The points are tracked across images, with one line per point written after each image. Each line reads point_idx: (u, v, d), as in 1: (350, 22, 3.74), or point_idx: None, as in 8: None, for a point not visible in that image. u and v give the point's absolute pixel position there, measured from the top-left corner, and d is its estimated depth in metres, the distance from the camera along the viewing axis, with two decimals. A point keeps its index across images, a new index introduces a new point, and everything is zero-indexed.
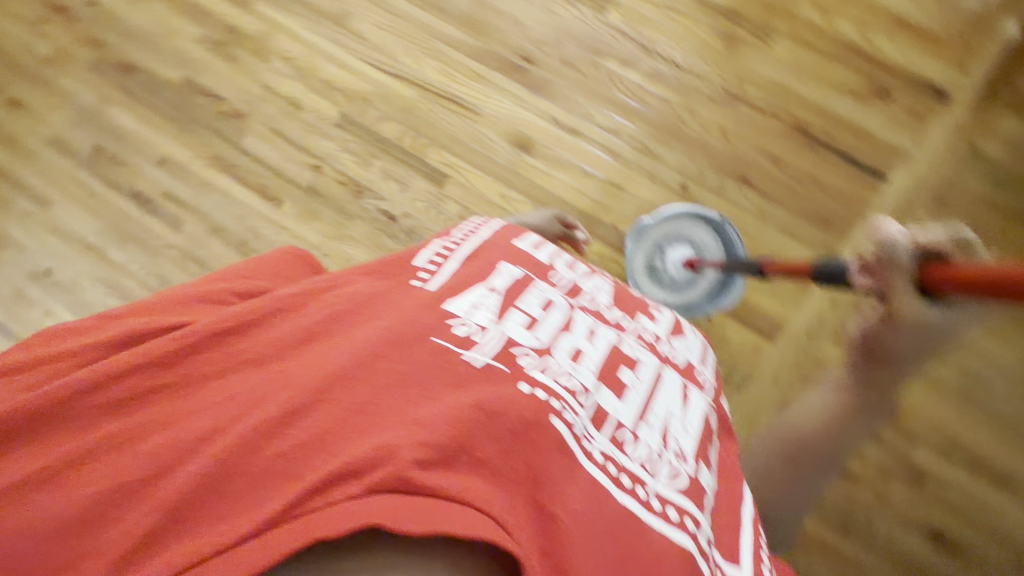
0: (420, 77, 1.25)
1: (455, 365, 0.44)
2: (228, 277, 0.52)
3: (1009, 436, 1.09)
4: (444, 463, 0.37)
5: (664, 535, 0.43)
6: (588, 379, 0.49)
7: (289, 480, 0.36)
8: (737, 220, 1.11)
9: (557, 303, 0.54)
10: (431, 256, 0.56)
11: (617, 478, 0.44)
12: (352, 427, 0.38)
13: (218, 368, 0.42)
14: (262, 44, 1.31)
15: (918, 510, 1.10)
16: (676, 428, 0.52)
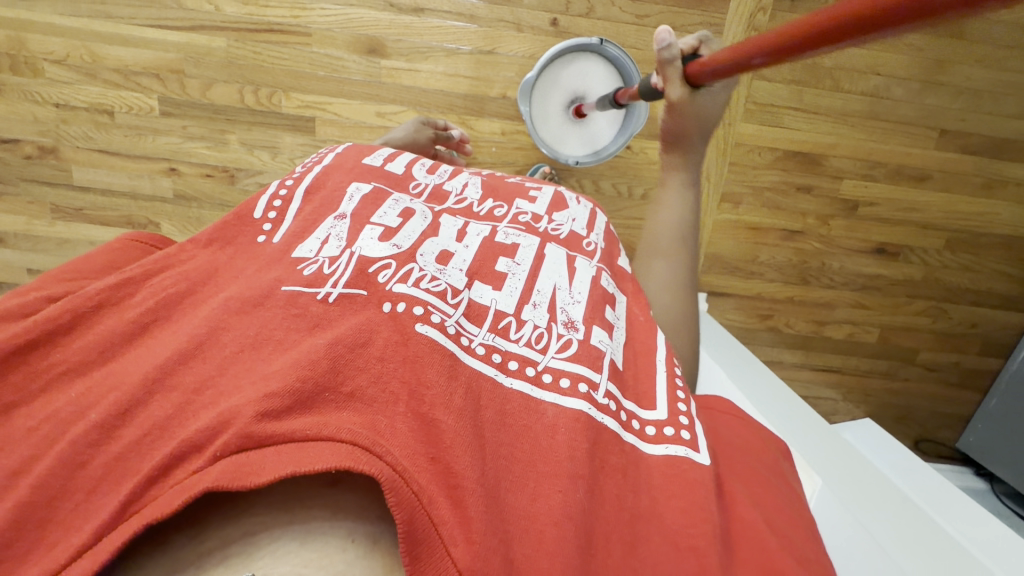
0: (220, 18, 1.04)
1: (306, 308, 0.41)
2: (37, 284, 0.45)
3: (920, 136, 1.14)
4: (299, 407, 0.33)
5: (557, 406, 0.42)
6: (458, 280, 0.47)
7: (130, 477, 0.32)
8: (617, 36, 1.04)
9: (419, 210, 0.53)
10: (267, 199, 0.52)
11: (503, 364, 0.44)
12: (196, 406, 0.35)
13: (39, 386, 0.37)
14: (16, 55, 1.05)
15: (859, 235, 1.22)
16: (564, 299, 0.51)
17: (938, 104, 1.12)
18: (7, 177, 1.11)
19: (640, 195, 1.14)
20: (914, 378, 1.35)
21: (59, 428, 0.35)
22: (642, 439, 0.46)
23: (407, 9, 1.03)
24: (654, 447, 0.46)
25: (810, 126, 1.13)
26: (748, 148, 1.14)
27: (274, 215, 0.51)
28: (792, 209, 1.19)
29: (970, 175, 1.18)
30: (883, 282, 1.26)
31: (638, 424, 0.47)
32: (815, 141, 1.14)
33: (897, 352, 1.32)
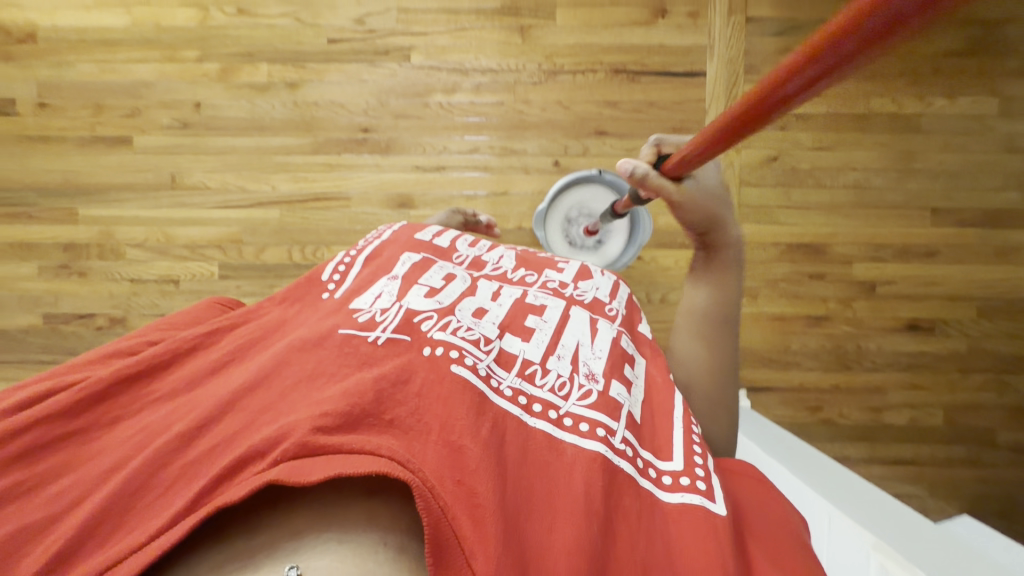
0: (275, 195, 1.23)
1: (358, 348, 0.46)
2: (146, 330, 0.55)
3: (912, 217, 1.21)
4: (347, 427, 0.38)
5: (576, 446, 0.45)
6: (490, 330, 0.53)
7: (200, 476, 0.39)
8: (613, 168, 1.20)
9: (459, 275, 0.61)
10: (334, 267, 0.61)
11: (528, 406, 0.47)
12: (260, 423, 0.41)
13: (138, 408, 0.46)
14: (104, 244, 1.25)
15: (886, 314, 1.22)
16: (586, 353, 0.55)
17: (920, 188, 1.21)
18: (80, 348, 1.24)
19: (659, 299, 1.19)
20: (1002, 464, 1.22)
21: (148, 438, 0.42)
22: (659, 487, 0.48)
23: (431, 168, 1.21)
24: (670, 495, 0.47)
25: (803, 219, 1.21)
26: (751, 246, 1.22)
27: (338, 278, 0.59)
28: (810, 296, 1.21)
29: (977, 246, 1.21)
30: (928, 359, 1.22)
31: (655, 473, 0.49)
32: (814, 232, 1.21)
33: (971, 434, 1.22)
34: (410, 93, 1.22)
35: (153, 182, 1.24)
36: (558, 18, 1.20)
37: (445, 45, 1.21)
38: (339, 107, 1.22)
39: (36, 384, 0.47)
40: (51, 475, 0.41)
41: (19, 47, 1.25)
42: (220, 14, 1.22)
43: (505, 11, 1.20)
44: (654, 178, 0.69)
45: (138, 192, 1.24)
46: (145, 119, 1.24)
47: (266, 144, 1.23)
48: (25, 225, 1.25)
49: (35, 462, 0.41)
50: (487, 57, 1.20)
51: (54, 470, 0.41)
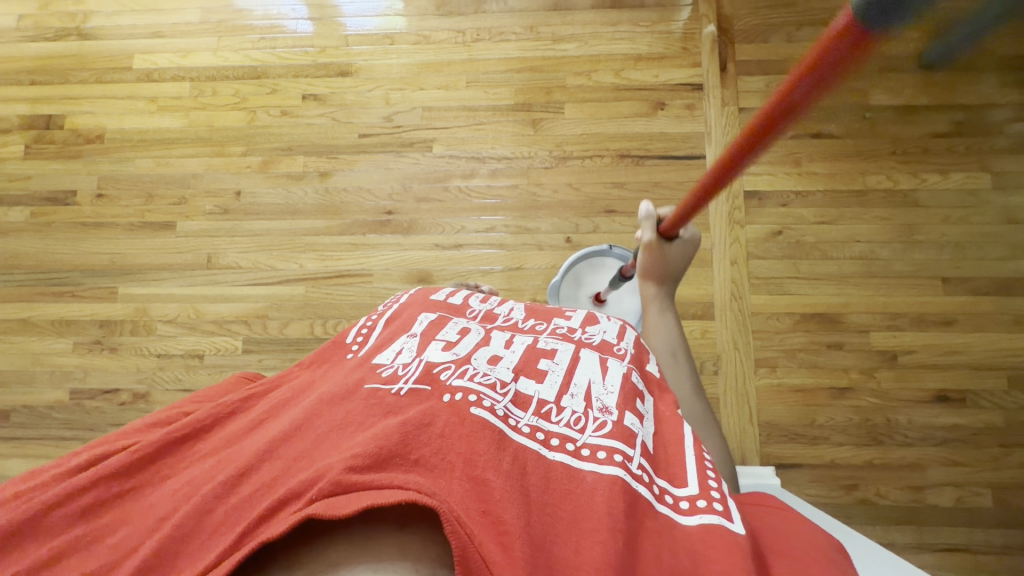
0: (302, 272, 1.30)
1: (383, 399, 0.48)
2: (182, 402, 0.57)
3: (924, 285, 1.22)
4: (377, 465, 0.39)
5: (596, 472, 0.45)
6: (505, 374, 0.54)
7: (243, 521, 0.39)
8: (623, 242, 1.25)
9: (474, 328, 0.63)
10: (356, 330, 0.64)
11: (546, 441, 0.48)
12: (295, 468, 0.42)
13: (180, 468, 0.47)
14: (138, 320, 1.31)
15: (912, 383, 1.19)
16: (598, 390, 0.55)
17: (927, 257, 1.23)
18: (99, 423, 1.26)
19: None
20: None
21: (194, 489, 0.43)
22: (676, 512, 0.47)
23: (449, 246, 1.28)
24: (689, 518, 0.46)
25: (815, 289, 1.23)
26: (765, 316, 1.23)
27: (360, 339, 0.62)
28: (831, 366, 1.20)
29: (995, 314, 1.21)
30: (964, 432, 1.17)
31: (672, 498, 0.48)
32: (828, 302, 1.22)
33: None
34: (432, 179, 1.32)
35: (191, 263, 1.33)
36: (566, 113, 1.32)
37: (464, 137, 1.33)
38: (367, 192, 1.33)
39: (86, 451, 0.48)
40: (105, 530, 0.42)
41: (87, 146, 1.41)
42: (265, 115, 1.38)
43: (518, 108, 1.33)
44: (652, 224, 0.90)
45: (176, 271, 1.33)
46: (190, 206, 1.36)
47: (298, 227, 1.32)
48: (68, 303, 1.33)
49: (90, 519, 0.42)
50: (503, 146, 1.32)
51: (108, 527, 0.42)
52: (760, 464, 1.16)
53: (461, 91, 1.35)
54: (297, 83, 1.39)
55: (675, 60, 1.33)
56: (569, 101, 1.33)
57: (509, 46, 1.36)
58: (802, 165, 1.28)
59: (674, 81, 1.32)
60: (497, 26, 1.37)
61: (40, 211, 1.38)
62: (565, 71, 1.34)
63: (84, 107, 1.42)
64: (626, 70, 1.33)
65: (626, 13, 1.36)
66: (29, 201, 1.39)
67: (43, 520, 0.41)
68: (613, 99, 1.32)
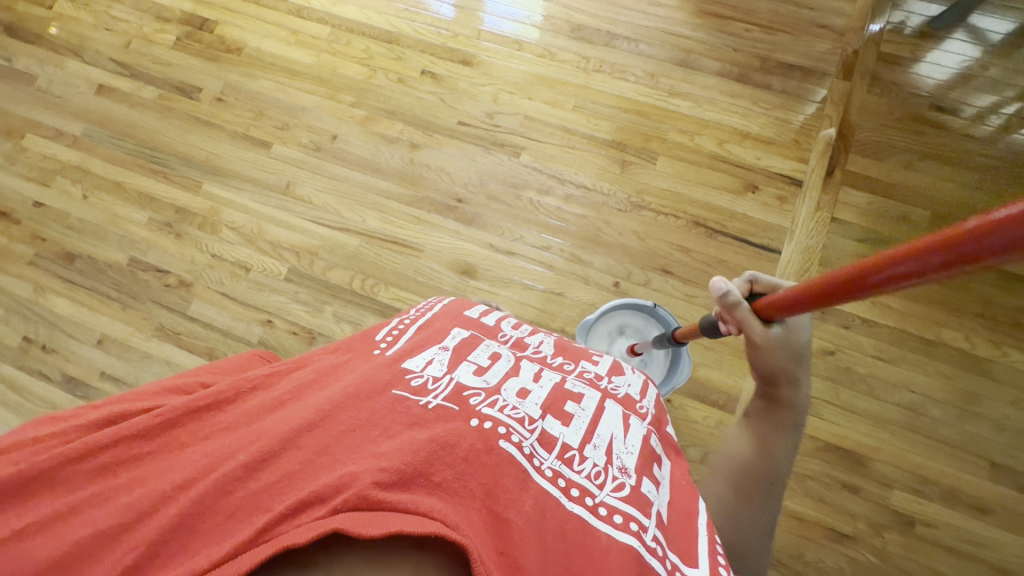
0: (362, 226, 1.37)
1: (410, 409, 0.46)
2: (195, 371, 0.56)
3: (967, 461, 1.13)
4: (402, 483, 0.38)
5: (611, 536, 0.44)
6: (533, 411, 0.52)
7: (262, 512, 0.37)
8: (668, 305, 1.23)
9: (504, 354, 0.61)
10: (388, 330, 0.63)
11: (566, 489, 0.46)
12: (317, 467, 0.40)
13: (195, 438, 0.44)
14: (208, 218, 1.41)
15: (920, 558, 1.09)
16: (620, 447, 0.53)
17: (980, 434, 1.14)
18: (143, 295, 1.37)
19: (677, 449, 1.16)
20: None
21: (210, 461, 0.41)
22: None
23: (501, 249, 1.31)
24: None
25: (848, 423, 1.16)
26: None
27: (389, 338, 0.60)
28: (838, 506, 1.12)
29: None
30: None
31: None
32: (858, 440, 1.15)
33: None
34: (508, 183, 1.35)
35: (271, 184, 1.42)
36: (657, 165, 1.32)
37: (552, 155, 1.36)
38: (446, 175, 1.38)
39: (105, 407, 0.48)
40: (120, 489, 0.40)
41: (225, 54, 1.54)
42: (383, 77, 1.47)
43: (613, 144, 1.35)
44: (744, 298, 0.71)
45: (255, 187, 1.42)
46: (289, 134, 1.45)
47: (374, 183, 1.39)
48: (157, 181, 1.46)
49: (106, 478, 0.41)
50: (585, 175, 1.34)
51: (121, 487, 0.40)
52: None
53: (565, 112, 1.38)
54: (421, 57, 1.47)
55: (783, 149, 1.31)
56: (664, 155, 1.33)
57: (626, 86, 1.38)
58: (877, 294, 1.21)
59: (774, 169, 1.30)
60: (622, 64, 1.40)
61: (167, 96, 1.53)
62: (670, 126, 1.35)
63: (236, 21, 1.56)
64: (730, 143, 1.32)
65: (750, 90, 1.35)
66: (161, 85, 1.54)
67: (62, 474, 0.41)
68: (707, 167, 1.31)
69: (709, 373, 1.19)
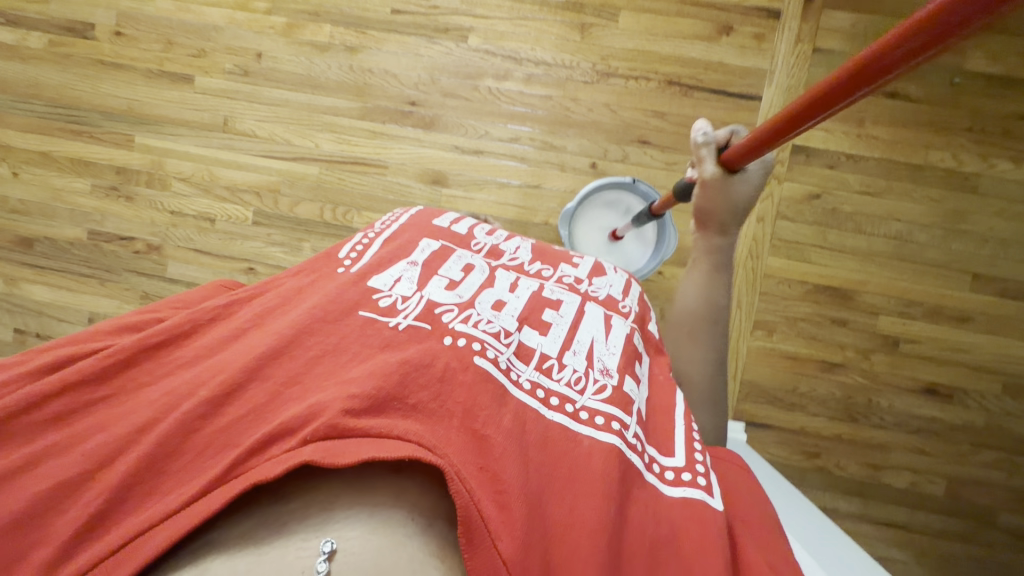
0: (317, 152, 1.27)
1: (380, 330, 0.48)
2: (153, 305, 0.56)
3: (949, 277, 1.17)
4: (374, 410, 0.39)
5: (592, 438, 0.46)
6: (509, 323, 0.52)
7: (230, 447, 0.40)
8: (649, 178, 1.19)
9: (478, 265, 0.59)
10: (352, 247, 0.59)
11: (545, 400, 0.48)
12: (285, 399, 0.42)
13: (155, 378, 0.46)
14: (154, 173, 1.32)
15: (904, 371, 1.18)
16: (600, 350, 0.54)
17: (964, 249, 1.16)
18: (117, 267, 1.33)
19: None
20: (995, 543, 1.18)
21: (175, 401, 0.43)
22: (663, 482, 0.48)
23: (469, 150, 1.23)
24: (673, 489, 0.48)
25: (836, 262, 1.18)
26: (775, 279, 1.19)
27: (354, 257, 0.57)
28: (829, 340, 1.19)
29: (1014, 320, 1.16)
30: (940, 426, 1.18)
31: (659, 468, 0.49)
32: (845, 277, 1.18)
33: (970, 509, 1.18)
34: (462, 74, 1.23)
35: (209, 123, 1.30)
36: (620, 22, 1.19)
37: (504, 32, 1.22)
38: (392, 77, 1.25)
39: (52, 348, 0.48)
40: (82, 436, 0.42)
41: None
42: None
43: (568, 6, 1.20)
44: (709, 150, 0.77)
45: (193, 129, 1.30)
46: (208, 61, 1.29)
47: (317, 102, 1.27)
48: (86, 143, 1.33)
49: (64, 426, 0.43)
50: (543, 49, 1.21)
51: (82, 435, 0.42)
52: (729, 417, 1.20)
53: None
54: None
55: None
56: (626, 8, 1.19)
57: None
58: (863, 126, 1.16)
59: (748, 3, 1.16)
60: None
61: (59, 40, 1.33)
62: None
63: None
64: None
65: None
66: (48, 28, 1.33)
67: (20, 422, 0.42)
68: (675, 13, 1.18)
69: None
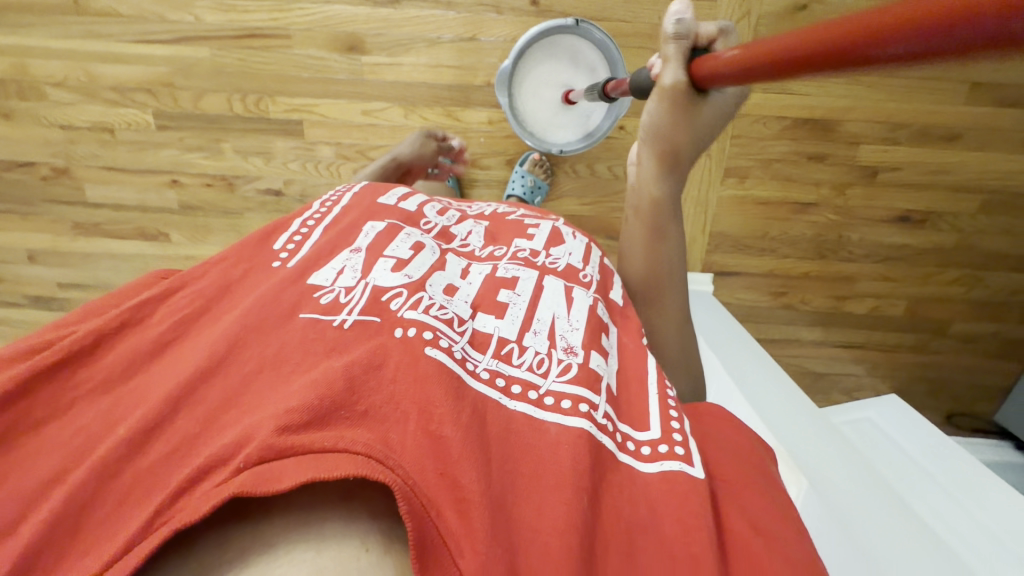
0: (202, 27, 1.05)
1: (323, 334, 0.43)
2: (69, 319, 0.47)
3: (944, 90, 1.04)
4: (316, 422, 0.35)
5: (558, 425, 0.43)
6: (463, 310, 0.49)
7: (156, 490, 0.35)
8: (604, 10, 0.99)
9: (428, 245, 0.56)
10: (289, 236, 0.56)
11: (506, 389, 0.45)
12: (222, 422, 0.38)
13: (58, 411, 0.39)
14: (21, 81, 1.10)
15: (881, 202, 1.13)
16: (562, 327, 0.52)
17: None
18: (31, 198, 1.20)
19: None
20: (944, 351, 1.27)
21: (93, 441, 0.38)
22: (638, 459, 0.45)
23: (383, 1, 1.01)
24: (649, 465, 0.45)
25: (820, 88, 1.04)
26: (750, 118, 1.07)
27: (292, 247, 0.54)
28: (805, 180, 1.11)
29: (1007, 131, 1.07)
30: (909, 252, 1.17)
31: (633, 445, 0.46)
32: (829, 106, 1.05)
33: (925, 324, 1.25)
34: None
35: (60, 5, 1.05)
36: None
37: None
38: None
39: None
40: None
41: None
42: None
43: None
44: (679, 47, 0.58)
45: (43, 16, 1.06)
46: None
47: None
48: None
49: None
50: None
51: None
52: (700, 270, 1.20)
53: None
54: None
55: None
56: None
57: None
58: None
59: None
60: None
61: None
62: None
63: None
64: None
65: None
66: None
67: None
68: None
69: None
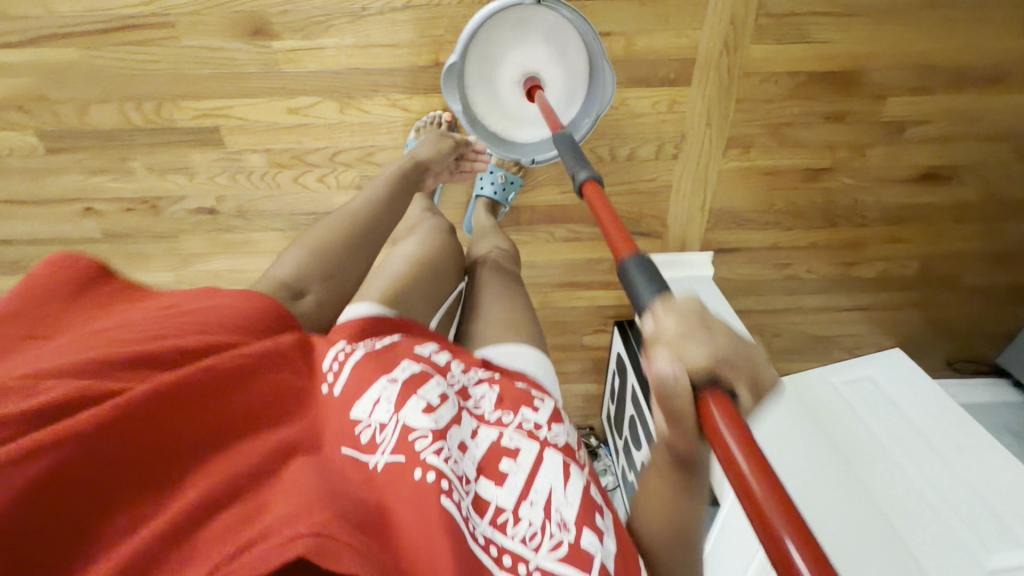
0: (64, 22, 0.83)
1: (366, 477, 0.37)
2: (177, 302, 0.42)
3: (986, 21, 0.87)
4: (361, 526, 0.32)
5: None
6: (468, 467, 0.41)
7: (171, 521, 0.29)
8: None
9: (449, 395, 0.45)
10: (338, 353, 0.46)
11: (499, 561, 0.37)
12: (257, 496, 0.32)
13: (163, 390, 0.33)
14: None
15: (903, 160, 0.98)
16: (557, 499, 0.40)
17: None
18: None
19: (626, 155, 0.96)
20: (955, 304, 1.20)
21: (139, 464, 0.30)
22: None
23: None
24: None
25: (840, 32, 0.86)
26: (755, 77, 0.89)
27: (338, 370, 0.44)
28: (817, 143, 0.96)
29: None
30: (928, 211, 1.05)
31: None
32: (848, 53, 0.88)
33: (935, 280, 1.16)
34: None
35: None
36: None
37: None
38: None
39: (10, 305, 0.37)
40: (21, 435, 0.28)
41: None
42: None
43: None
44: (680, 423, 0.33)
45: None
46: None
47: None
48: None
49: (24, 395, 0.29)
50: None
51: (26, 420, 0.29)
52: (698, 250, 1.08)
53: None
54: None
55: None
56: None
57: None
58: None
59: None
60: None
61: None
62: None
63: None
64: None
65: None
66: None
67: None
68: None
69: (648, 41, 0.86)
